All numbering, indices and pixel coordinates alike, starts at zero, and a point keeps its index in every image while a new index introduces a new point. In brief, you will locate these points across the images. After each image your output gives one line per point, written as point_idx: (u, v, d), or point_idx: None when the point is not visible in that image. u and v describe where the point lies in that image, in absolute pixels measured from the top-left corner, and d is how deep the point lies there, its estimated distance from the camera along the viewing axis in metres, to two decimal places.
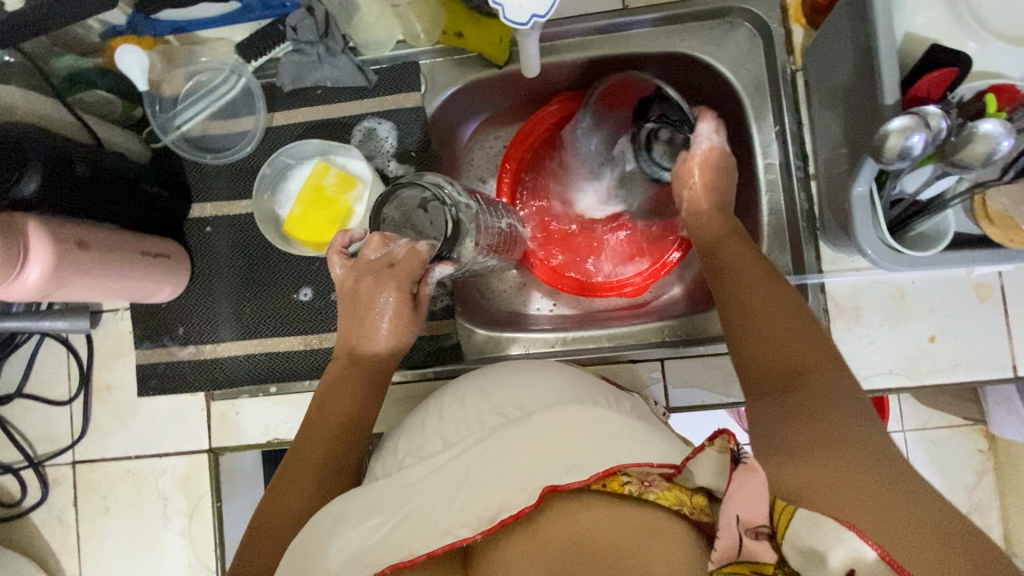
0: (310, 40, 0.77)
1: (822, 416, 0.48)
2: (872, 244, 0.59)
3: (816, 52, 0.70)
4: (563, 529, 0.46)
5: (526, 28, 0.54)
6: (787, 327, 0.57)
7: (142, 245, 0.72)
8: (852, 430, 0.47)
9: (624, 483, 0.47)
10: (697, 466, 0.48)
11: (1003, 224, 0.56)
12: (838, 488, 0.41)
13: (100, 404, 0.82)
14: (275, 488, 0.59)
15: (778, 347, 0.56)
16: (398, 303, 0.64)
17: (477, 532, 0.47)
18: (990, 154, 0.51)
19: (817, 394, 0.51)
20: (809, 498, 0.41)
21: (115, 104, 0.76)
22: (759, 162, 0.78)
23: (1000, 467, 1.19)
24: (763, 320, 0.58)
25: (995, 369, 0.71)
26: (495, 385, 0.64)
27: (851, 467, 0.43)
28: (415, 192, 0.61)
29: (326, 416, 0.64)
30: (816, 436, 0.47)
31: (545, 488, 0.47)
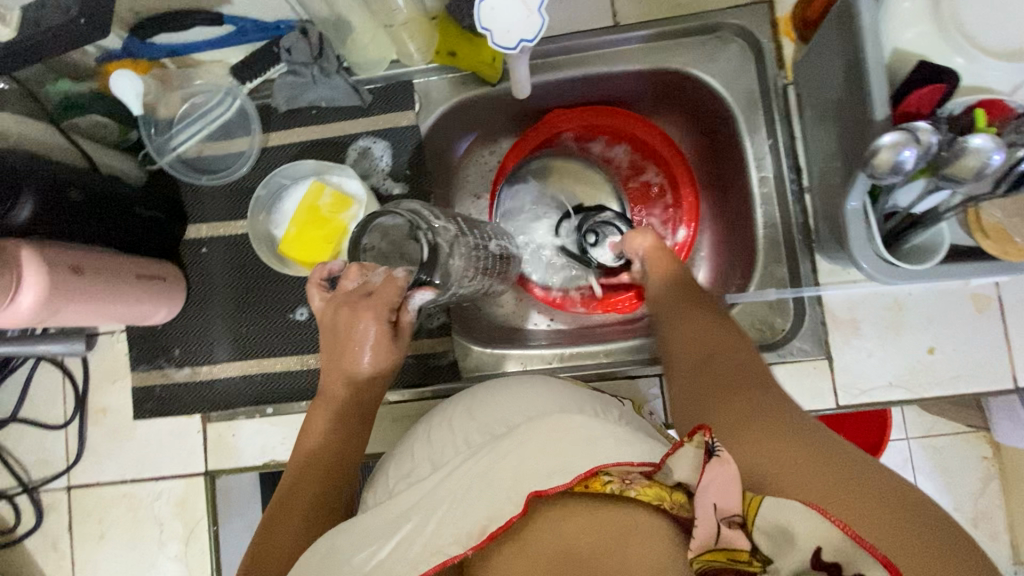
0: (303, 62, 0.76)
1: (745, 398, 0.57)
2: (866, 258, 0.59)
3: (807, 67, 0.70)
4: (548, 538, 0.48)
5: (514, 53, 0.55)
6: (718, 328, 0.67)
7: (137, 268, 0.72)
8: (773, 403, 0.56)
9: (605, 482, 0.49)
10: (677, 461, 0.49)
11: (997, 236, 0.57)
12: (782, 459, 0.48)
13: (96, 427, 0.81)
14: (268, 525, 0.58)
15: (704, 341, 0.66)
16: (377, 332, 0.61)
17: (466, 548, 0.49)
18: (982, 168, 0.51)
19: (736, 376, 0.60)
20: (770, 481, 0.47)
21: (110, 127, 0.76)
22: (752, 175, 0.79)
23: (1005, 475, 1.18)
24: (696, 325, 0.68)
25: (996, 380, 0.71)
26: (479, 403, 0.63)
27: (783, 433, 0.51)
28: (393, 219, 0.56)
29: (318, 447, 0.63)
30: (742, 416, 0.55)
31: (530, 494, 0.49)
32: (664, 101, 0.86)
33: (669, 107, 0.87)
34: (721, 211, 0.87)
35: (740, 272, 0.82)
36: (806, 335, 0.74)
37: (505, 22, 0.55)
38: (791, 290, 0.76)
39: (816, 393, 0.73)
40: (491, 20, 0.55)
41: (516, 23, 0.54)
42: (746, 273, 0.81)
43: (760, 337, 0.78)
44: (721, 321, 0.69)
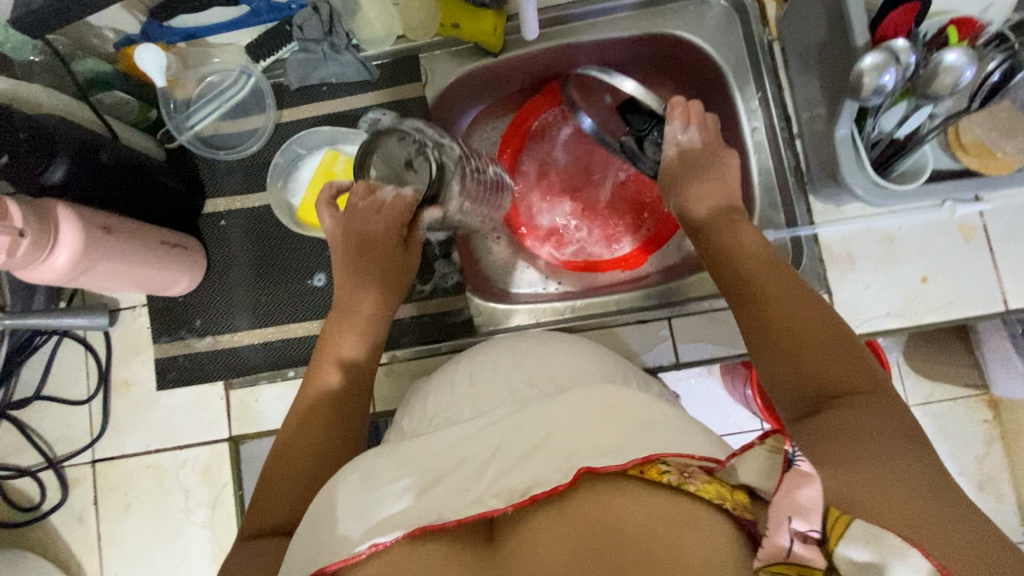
0: (316, 38, 0.80)
1: (866, 433, 0.46)
2: (857, 180, 0.63)
3: (789, 20, 0.75)
4: (593, 510, 0.45)
5: None
6: (834, 348, 0.54)
7: (162, 235, 0.74)
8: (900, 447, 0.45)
9: (663, 471, 0.46)
10: (745, 463, 0.48)
11: (978, 153, 0.61)
12: (893, 494, 0.41)
13: (119, 400, 0.82)
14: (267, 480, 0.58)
15: (817, 367, 0.54)
16: (390, 247, 0.68)
17: (506, 505, 0.47)
18: (956, 84, 0.56)
19: (855, 416, 0.48)
20: (869, 509, 0.40)
21: (132, 105, 0.80)
22: (745, 125, 0.83)
23: (1006, 436, 1.21)
24: (805, 341, 0.55)
25: (987, 304, 0.74)
26: (526, 356, 0.65)
27: (902, 473, 0.43)
28: (399, 138, 0.61)
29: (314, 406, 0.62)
30: (858, 444, 0.45)
31: (582, 469, 0.46)
32: (656, 68, 0.91)
33: (662, 72, 0.92)
34: None
35: None
36: (805, 272, 0.77)
37: None
38: (788, 230, 0.79)
39: None
40: None
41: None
42: None
43: None
44: (829, 333, 0.55)
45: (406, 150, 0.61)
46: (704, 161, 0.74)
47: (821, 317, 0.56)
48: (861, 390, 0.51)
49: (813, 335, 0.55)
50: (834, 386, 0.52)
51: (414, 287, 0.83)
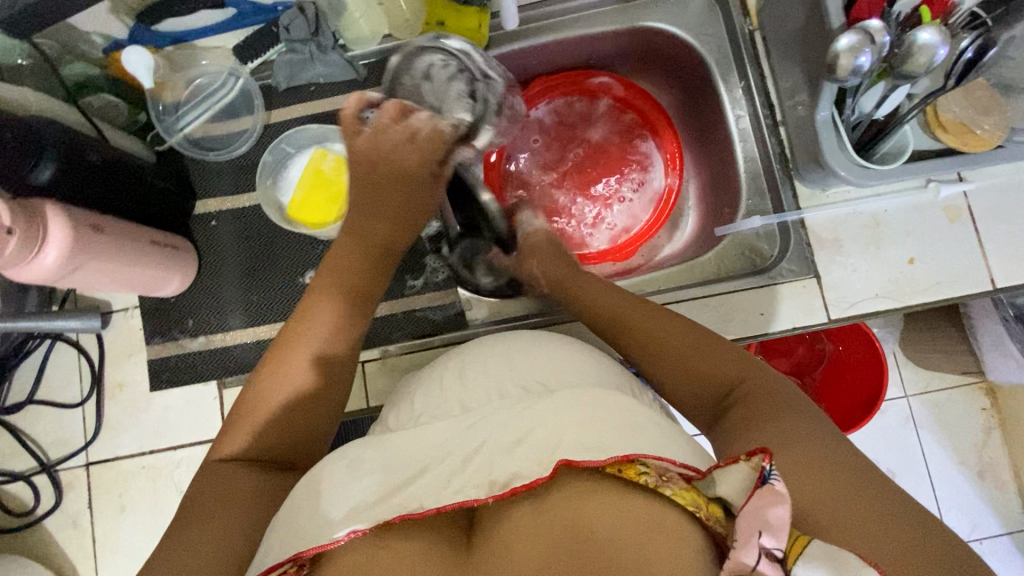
0: (302, 38, 0.81)
1: (776, 417, 0.53)
2: (838, 162, 0.64)
3: (769, 8, 0.76)
4: (570, 505, 0.47)
5: None
6: (704, 345, 0.62)
7: (152, 234, 0.75)
8: (809, 432, 0.51)
9: (640, 472, 0.48)
10: (725, 476, 0.47)
11: (956, 129, 0.63)
12: (821, 488, 0.47)
13: (112, 402, 0.82)
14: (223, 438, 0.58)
15: (698, 370, 0.61)
16: (422, 180, 0.68)
17: (488, 496, 0.49)
18: (931, 62, 0.56)
19: (761, 412, 0.54)
20: (821, 526, 0.46)
21: (121, 108, 0.80)
22: (729, 114, 0.84)
23: (1004, 423, 1.21)
24: (681, 356, 0.62)
25: (974, 284, 0.75)
26: (517, 353, 0.64)
27: (816, 456, 0.49)
28: (434, 56, 0.71)
29: (298, 403, 0.59)
30: (773, 430, 0.52)
31: (561, 461, 0.48)
32: (640, 61, 0.93)
33: (646, 64, 0.93)
34: (703, 152, 0.92)
35: (727, 205, 0.87)
36: (793, 257, 0.78)
37: None
38: (775, 216, 0.80)
39: (807, 311, 0.76)
40: None
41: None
42: (732, 210, 0.85)
43: (751, 264, 0.82)
44: (703, 338, 0.63)
45: (438, 61, 0.71)
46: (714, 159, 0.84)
47: (689, 327, 0.64)
48: (735, 377, 0.59)
49: (690, 340, 0.62)
50: (724, 378, 0.59)
51: (406, 283, 0.84)
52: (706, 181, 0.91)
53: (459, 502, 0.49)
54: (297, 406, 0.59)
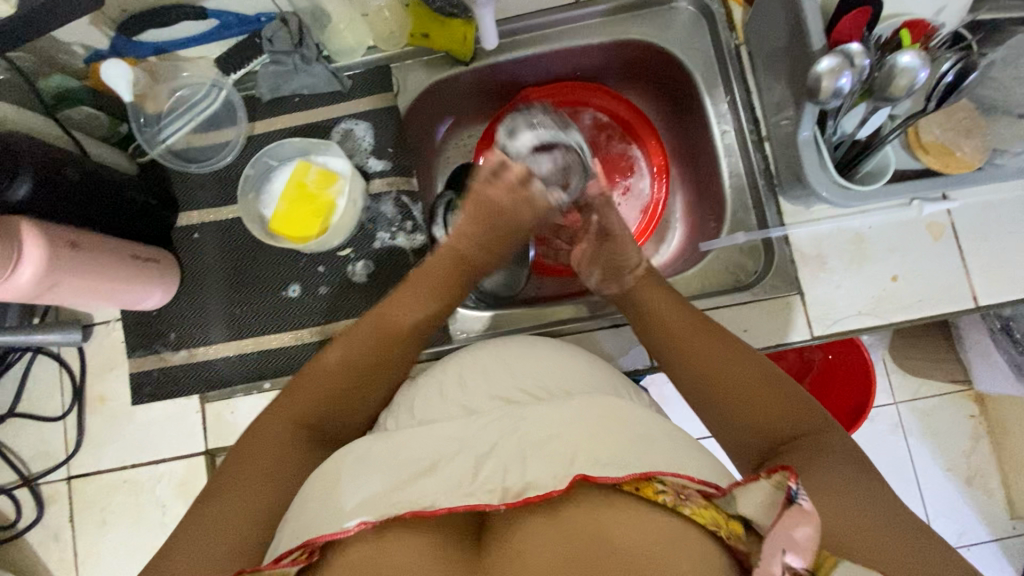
0: (285, 51, 0.81)
1: (826, 462, 0.52)
2: (820, 180, 0.63)
3: (754, 25, 0.76)
4: (584, 518, 0.47)
5: None
6: (765, 379, 0.59)
7: (132, 249, 0.74)
8: (861, 481, 0.51)
9: (659, 491, 0.48)
10: (746, 494, 0.48)
11: (937, 152, 0.62)
12: (856, 523, 0.48)
13: (94, 416, 0.82)
14: (272, 410, 0.62)
15: (758, 406, 0.58)
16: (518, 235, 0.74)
17: (500, 502, 0.49)
18: (912, 85, 0.56)
19: (815, 459, 0.52)
20: (854, 551, 0.46)
21: (101, 120, 0.80)
22: (715, 130, 0.84)
23: (994, 432, 1.21)
24: (740, 389, 0.59)
25: (957, 301, 0.75)
26: (513, 361, 0.64)
27: (854, 496, 0.49)
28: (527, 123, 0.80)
29: (343, 394, 0.63)
30: (812, 469, 0.51)
31: (577, 475, 0.48)
32: (627, 74, 0.93)
33: (633, 77, 0.93)
34: (688, 164, 0.93)
35: (711, 217, 0.88)
36: (776, 273, 0.78)
37: None
38: (760, 232, 0.80)
39: (790, 328, 0.76)
40: None
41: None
42: (717, 224, 0.86)
43: (734, 280, 0.83)
44: (765, 370, 0.60)
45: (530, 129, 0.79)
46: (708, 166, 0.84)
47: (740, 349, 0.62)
48: (796, 424, 0.56)
49: (735, 363, 0.61)
50: (782, 428, 0.57)
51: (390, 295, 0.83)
52: (691, 193, 0.92)
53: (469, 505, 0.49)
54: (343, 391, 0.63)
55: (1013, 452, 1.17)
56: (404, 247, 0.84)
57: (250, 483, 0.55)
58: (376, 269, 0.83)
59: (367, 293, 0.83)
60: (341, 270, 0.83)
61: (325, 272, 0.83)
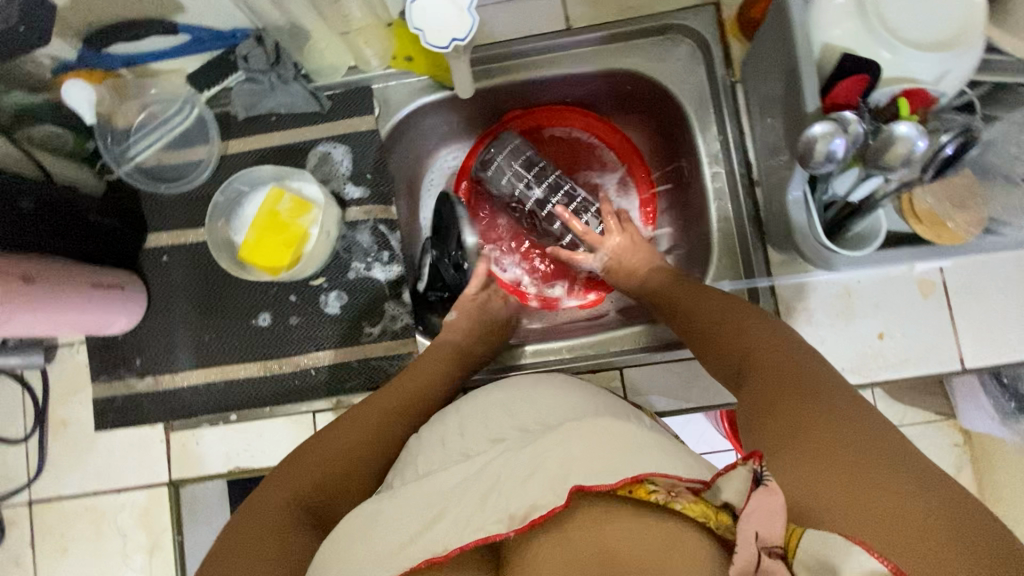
0: (261, 69, 0.77)
1: (789, 393, 0.49)
2: (809, 247, 0.61)
3: (751, 65, 0.73)
4: (589, 530, 0.47)
5: (447, 52, 0.58)
6: (744, 319, 0.60)
7: (91, 277, 0.72)
8: (825, 404, 0.47)
9: (651, 490, 0.47)
10: (726, 482, 0.46)
11: (929, 221, 0.60)
12: (817, 476, 0.43)
13: (56, 440, 0.80)
14: (272, 488, 0.58)
15: (735, 342, 0.59)
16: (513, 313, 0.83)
17: (508, 530, 0.47)
18: (909, 155, 0.53)
19: (780, 379, 0.51)
20: (816, 508, 0.43)
21: (65, 137, 0.77)
22: (705, 170, 0.81)
23: (977, 460, 1.19)
24: (721, 333, 0.60)
25: (944, 362, 0.73)
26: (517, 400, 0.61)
27: (818, 433, 0.45)
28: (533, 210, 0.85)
29: (339, 468, 0.60)
30: (784, 411, 0.48)
31: (574, 488, 0.46)
32: (620, 103, 0.89)
33: (626, 106, 0.89)
34: (678, 200, 0.89)
35: (699, 261, 0.84)
36: None
37: (437, 22, 0.58)
38: (745, 281, 0.77)
39: None
40: (422, 22, 0.58)
41: (446, 23, 0.58)
42: (702, 270, 0.83)
43: None
44: (749, 313, 0.61)
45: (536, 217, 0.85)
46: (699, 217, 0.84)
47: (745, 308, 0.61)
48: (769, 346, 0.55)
49: (721, 310, 0.63)
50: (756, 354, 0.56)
51: (363, 329, 0.80)
52: (680, 231, 0.89)
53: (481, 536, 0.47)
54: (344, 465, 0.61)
55: (996, 485, 1.15)
56: (379, 279, 0.81)
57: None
58: (349, 301, 0.81)
59: (339, 326, 0.80)
60: (314, 300, 0.81)
61: (297, 302, 0.81)
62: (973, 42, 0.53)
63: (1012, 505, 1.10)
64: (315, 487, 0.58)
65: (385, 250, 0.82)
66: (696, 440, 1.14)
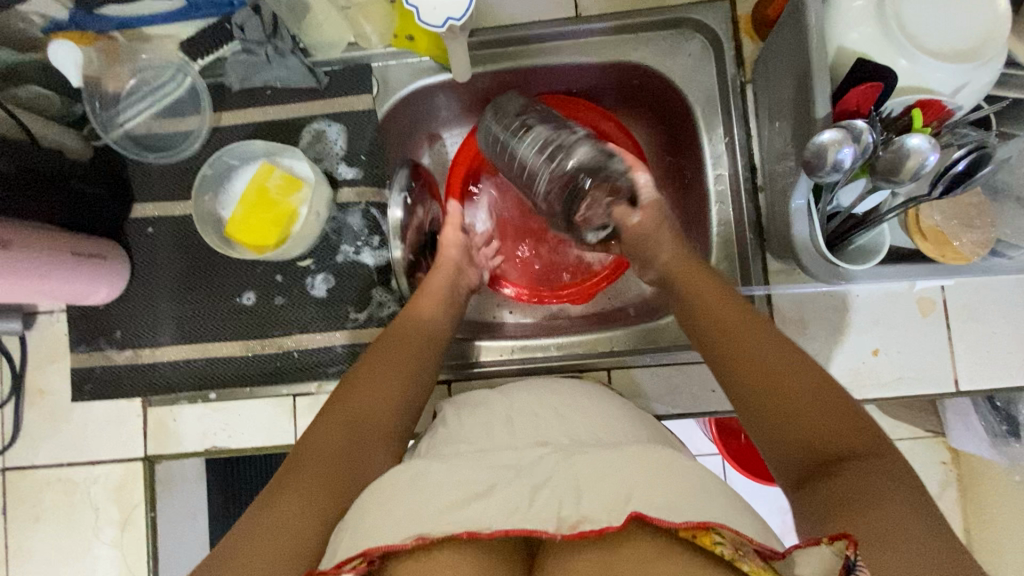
0: (257, 40, 0.75)
1: (869, 488, 0.45)
2: (809, 259, 0.59)
3: (763, 65, 0.70)
4: (637, 563, 0.45)
5: (441, 31, 0.57)
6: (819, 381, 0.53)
7: (73, 246, 0.70)
8: (903, 503, 0.44)
9: (716, 542, 0.44)
10: (803, 557, 0.42)
11: (935, 238, 0.58)
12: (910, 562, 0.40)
13: (33, 409, 0.79)
14: (320, 424, 0.60)
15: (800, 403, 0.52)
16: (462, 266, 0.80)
17: (556, 531, 0.47)
18: (919, 169, 0.51)
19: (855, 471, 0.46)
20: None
21: (52, 99, 0.75)
22: (709, 173, 0.78)
23: (963, 479, 1.18)
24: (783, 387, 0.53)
25: (937, 383, 0.71)
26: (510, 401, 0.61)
27: (897, 527, 0.42)
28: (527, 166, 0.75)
29: (382, 388, 0.64)
30: (857, 499, 0.45)
31: (634, 514, 0.45)
32: (626, 97, 0.87)
33: (631, 100, 0.87)
34: (679, 199, 0.87)
35: None
36: None
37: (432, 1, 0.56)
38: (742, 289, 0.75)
39: None
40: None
41: (441, 1, 0.56)
42: None
43: None
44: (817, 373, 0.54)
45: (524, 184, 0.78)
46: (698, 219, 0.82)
47: (801, 358, 0.55)
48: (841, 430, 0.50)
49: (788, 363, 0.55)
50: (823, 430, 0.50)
51: (349, 314, 0.78)
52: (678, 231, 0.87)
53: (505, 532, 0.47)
54: (386, 395, 0.64)
55: (980, 505, 1.14)
56: (368, 264, 0.79)
57: (299, 499, 0.53)
58: (336, 284, 0.79)
59: (324, 309, 0.79)
60: (299, 282, 0.79)
61: (283, 282, 0.79)
62: (994, 55, 0.50)
63: (996, 527, 1.09)
64: (360, 415, 0.61)
65: (376, 236, 0.80)
66: (683, 442, 1.13)
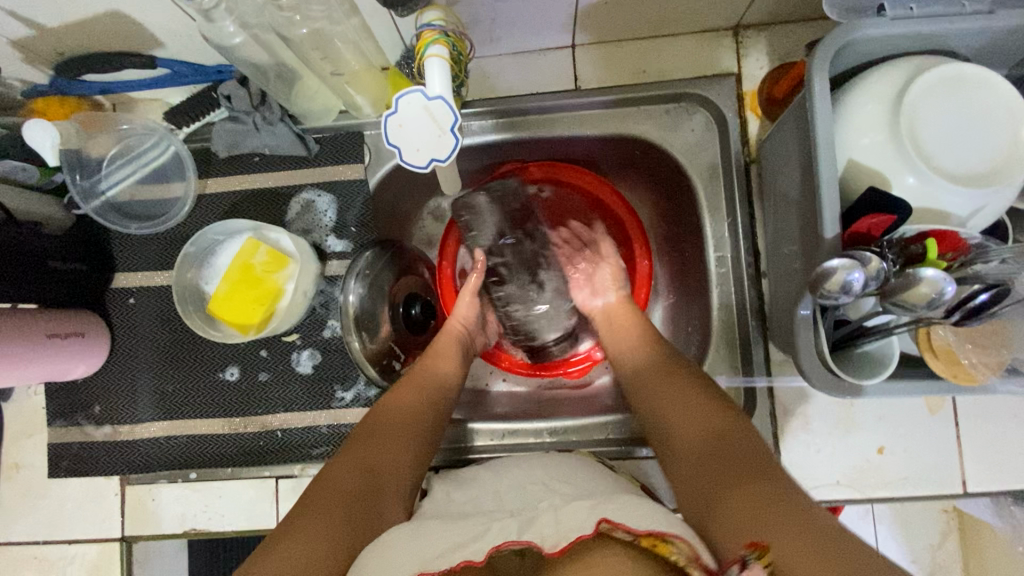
0: (245, 110, 0.72)
1: (773, 487, 0.49)
2: (816, 373, 0.54)
3: (768, 151, 0.68)
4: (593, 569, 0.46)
5: (426, 173, 0.51)
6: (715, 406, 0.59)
7: (48, 327, 0.69)
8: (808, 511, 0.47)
9: (670, 551, 0.45)
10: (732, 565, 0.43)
11: (946, 357, 0.54)
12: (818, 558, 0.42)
13: (8, 484, 0.76)
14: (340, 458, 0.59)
15: (691, 422, 0.58)
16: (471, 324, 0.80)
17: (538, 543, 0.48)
18: (936, 298, 0.48)
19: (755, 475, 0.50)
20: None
21: (31, 171, 0.70)
22: (711, 254, 0.75)
23: None
24: (679, 412, 0.59)
25: (945, 486, 0.68)
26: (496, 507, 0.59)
27: (805, 527, 0.45)
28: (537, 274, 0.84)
29: (392, 423, 0.63)
30: (756, 505, 0.47)
31: (601, 519, 0.47)
32: (625, 166, 0.84)
33: (630, 169, 0.84)
34: (680, 273, 0.84)
35: (697, 345, 0.79)
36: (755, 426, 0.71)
37: (417, 141, 0.51)
38: (743, 378, 0.72)
39: None
40: (398, 139, 0.50)
41: (425, 141, 0.50)
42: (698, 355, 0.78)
43: None
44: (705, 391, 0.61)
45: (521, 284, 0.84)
46: (697, 297, 0.80)
47: (696, 388, 0.61)
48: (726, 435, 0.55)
49: (686, 393, 0.61)
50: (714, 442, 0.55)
51: (334, 393, 0.76)
52: (678, 304, 0.84)
53: (495, 547, 0.48)
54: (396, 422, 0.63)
55: None
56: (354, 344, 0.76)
57: (313, 530, 0.51)
58: (321, 361, 0.76)
59: (310, 387, 0.76)
60: (284, 358, 0.77)
61: (267, 358, 0.77)
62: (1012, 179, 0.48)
63: None
64: (371, 447, 0.60)
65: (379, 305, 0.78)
66: None
